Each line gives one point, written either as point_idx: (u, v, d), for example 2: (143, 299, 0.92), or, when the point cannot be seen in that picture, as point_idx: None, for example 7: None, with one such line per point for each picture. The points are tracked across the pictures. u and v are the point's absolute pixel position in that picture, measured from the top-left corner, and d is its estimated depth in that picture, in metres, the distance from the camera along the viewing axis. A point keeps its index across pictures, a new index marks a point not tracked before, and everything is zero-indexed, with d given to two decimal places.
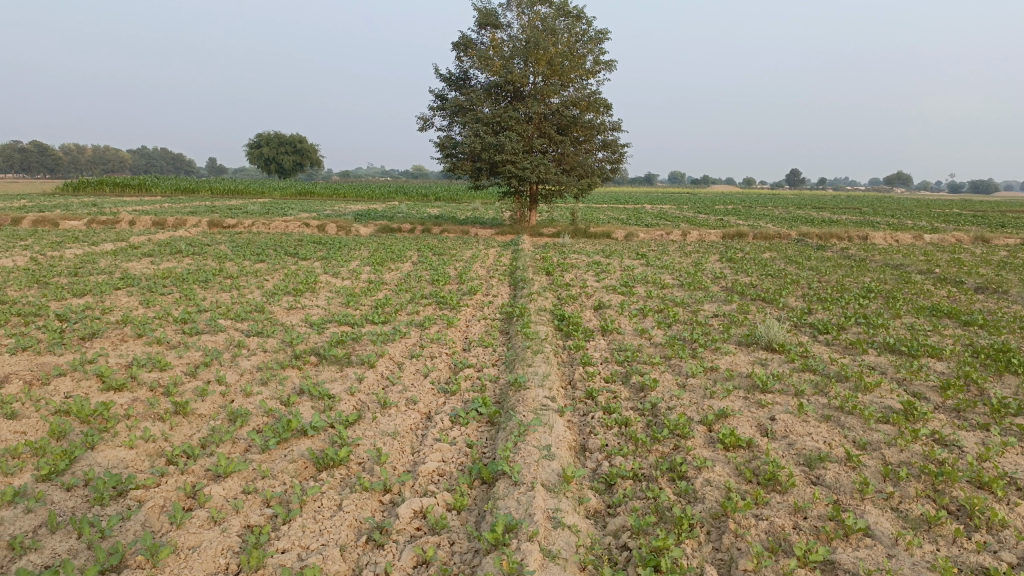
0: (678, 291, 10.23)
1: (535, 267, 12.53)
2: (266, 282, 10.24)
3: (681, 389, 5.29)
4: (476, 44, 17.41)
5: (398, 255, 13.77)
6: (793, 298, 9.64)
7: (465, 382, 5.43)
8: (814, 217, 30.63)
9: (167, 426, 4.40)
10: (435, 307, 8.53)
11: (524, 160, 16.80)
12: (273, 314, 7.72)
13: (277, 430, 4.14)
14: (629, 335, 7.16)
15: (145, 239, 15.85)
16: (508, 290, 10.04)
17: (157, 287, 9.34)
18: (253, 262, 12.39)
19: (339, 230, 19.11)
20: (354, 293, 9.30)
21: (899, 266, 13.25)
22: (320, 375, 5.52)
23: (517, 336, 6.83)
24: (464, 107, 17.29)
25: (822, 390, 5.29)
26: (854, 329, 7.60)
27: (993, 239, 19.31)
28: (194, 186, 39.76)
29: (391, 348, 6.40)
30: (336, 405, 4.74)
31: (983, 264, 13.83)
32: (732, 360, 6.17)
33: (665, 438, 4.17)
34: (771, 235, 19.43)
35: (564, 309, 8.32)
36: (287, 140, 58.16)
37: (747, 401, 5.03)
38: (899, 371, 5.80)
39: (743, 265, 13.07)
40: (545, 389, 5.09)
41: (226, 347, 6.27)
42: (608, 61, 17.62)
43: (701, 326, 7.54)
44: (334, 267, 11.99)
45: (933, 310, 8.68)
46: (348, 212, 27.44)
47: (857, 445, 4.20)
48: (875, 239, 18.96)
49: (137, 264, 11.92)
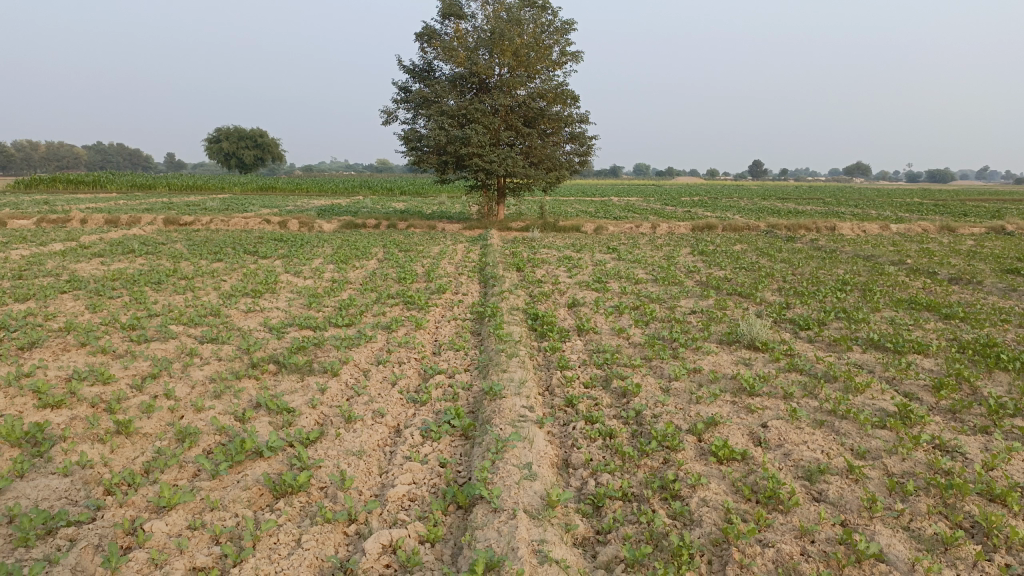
0: (652, 286, 9.98)
1: (505, 263, 12.21)
2: (224, 282, 9.77)
3: (665, 394, 5.00)
4: (440, 34, 16.97)
5: (363, 251, 13.34)
6: (769, 293, 9.43)
7: (436, 390, 5.08)
8: (779, 208, 30.74)
9: (108, 450, 3.99)
10: (403, 307, 8.15)
11: (491, 153, 16.45)
12: (230, 318, 7.27)
13: (230, 452, 3.75)
14: (606, 335, 6.86)
15: (97, 238, 15.20)
16: (478, 288, 9.68)
17: (106, 290, 8.81)
18: (210, 261, 11.86)
19: (302, 226, 18.56)
20: (316, 294, 8.88)
21: (870, 258, 13.17)
22: (279, 386, 5.12)
23: (490, 338, 6.49)
24: (429, 98, 16.86)
25: (812, 392, 5.04)
26: (835, 324, 7.39)
27: (957, 228, 19.45)
28: (151, 182, 38.67)
29: (356, 353, 6.02)
30: (296, 421, 4.35)
31: (952, 254, 13.84)
32: (715, 360, 5.91)
33: (655, 451, 3.87)
34: (740, 227, 19.31)
35: (537, 308, 7.99)
36: (248, 134, 57.03)
37: (736, 405, 4.76)
38: (888, 371, 5.58)
39: (715, 259, 12.89)
40: (523, 397, 4.76)
41: (178, 355, 5.84)
42: (576, 52, 17.34)
43: (680, 324, 7.26)
44: (296, 265, 11.52)
45: (912, 303, 8.52)
46: (312, 207, 26.82)
47: (857, 454, 3.95)
48: (843, 230, 18.96)
49: (87, 265, 11.33)
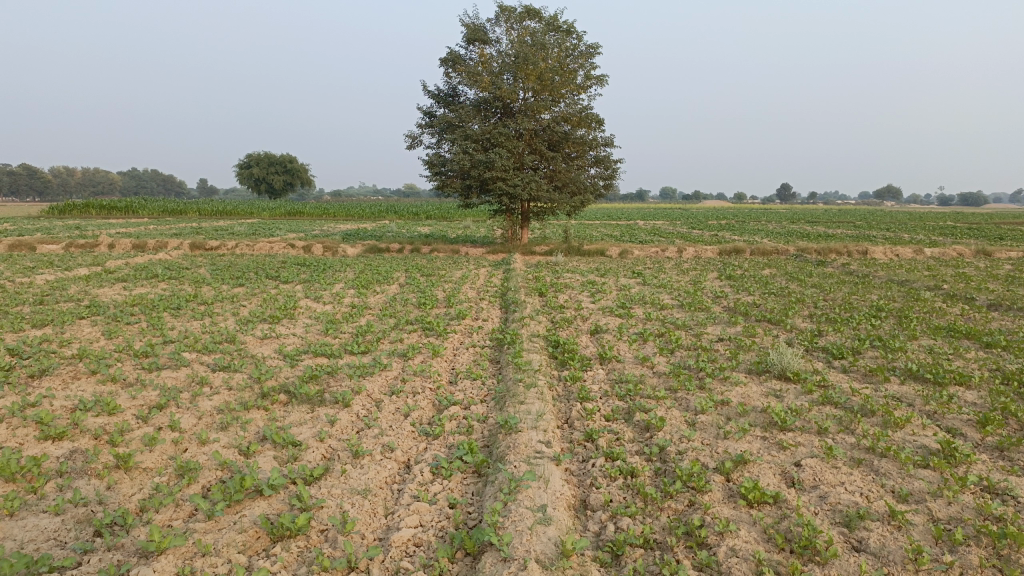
0: (678, 312, 9.71)
1: (528, 288, 12.02)
2: (243, 308, 9.68)
3: (691, 428, 4.73)
4: (464, 59, 16.98)
5: (384, 276, 13.23)
6: (800, 319, 9.10)
7: (450, 423, 4.87)
8: (810, 232, 30.15)
9: (105, 486, 3.83)
10: (421, 333, 7.97)
11: (515, 177, 16.33)
12: (244, 345, 7.13)
13: (229, 490, 3.57)
14: (629, 363, 6.60)
15: (123, 262, 15.26)
16: (499, 314, 9.48)
17: (124, 316, 8.75)
18: (231, 286, 11.80)
19: (325, 250, 18.54)
20: (334, 319, 8.73)
21: (905, 283, 12.77)
22: (288, 417, 4.94)
23: (509, 367, 6.27)
24: (453, 123, 16.82)
25: (848, 427, 4.74)
26: (870, 353, 7.07)
27: (994, 252, 18.92)
28: (182, 207, 39.20)
29: (369, 382, 5.82)
30: (301, 456, 4.16)
31: (990, 279, 13.37)
32: (744, 392, 5.63)
33: (679, 492, 3.61)
34: (769, 251, 18.92)
35: (559, 335, 7.76)
36: (278, 160, 57.77)
37: (767, 442, 4.49)
38: (929, 404, 5.26)
39: (743, 283, 12.59)
40: (539, 431, 4.53)
41: (188, 384, 5.69)
42: (600, 76, 17.24)
43: (707, 352, 6.98)
44: (316, 290, 11.41)
45: (950, 331, 8.16)
46: (337, 232, 26.89)
47: (899, 497, 3.66)
48: (876, 254, 18.51)
49: (109, 290, 11.32)
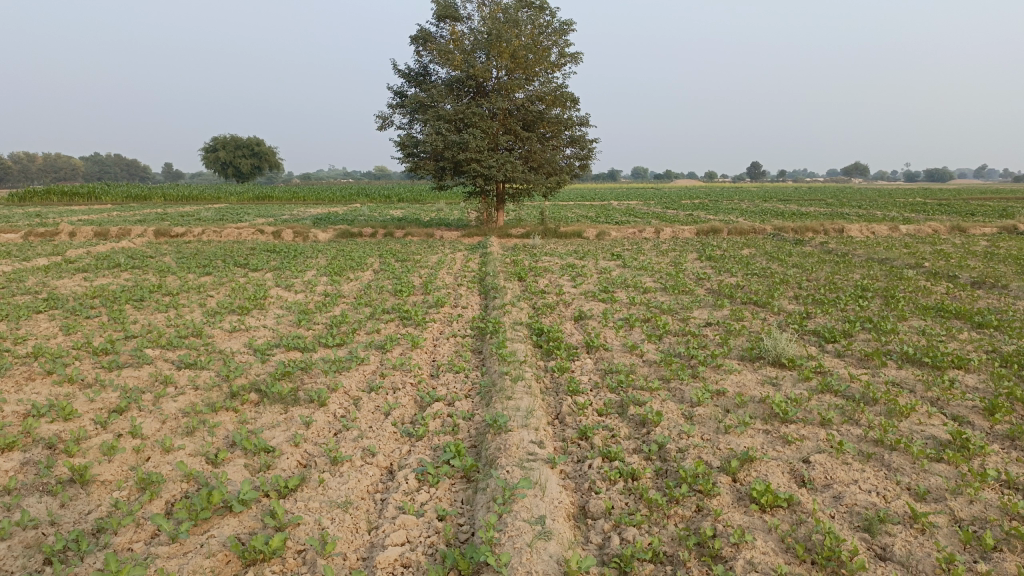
0: (662, 295, 9.49)
1: (506, 272, 11.73)
2: (210, 298, 9.26)
3: (689, 422, 4.48)
4: (435, 37, 16.52)
5: (358, 262, 12.83)
6: (786, 301, 8.90)
7: (433, 421, 4.57)
8: (782, 210, 30.22)
9: (58, 504, 3.48)
10: (398, 322, 7.64)
11: (490, 158, 15.97)
12: (212, 340, 6.74)
13: (195, 507, 3.25)
14: (618, 352, 6.33)
15: (84, 252, 14.67)
16: (479, 301, 9.16)
17: (84, 310, 8.30)
18: (197, 275, 11.33)
19: (296, 236, 18.03)
20: (307, 309, 8.37)
21: (885, 261, 12.68)
22: (259, 419, 4.60)
23: (492, 358, 5.98)
24: (425, 104, 16.38)
25: (852, 418, 4.53)
26: (862, 335, 6.88)
27: (969, 228, 18.98)
28: (147, 193, 38.24)
29: (346, 378, 5.49)
30: (275, 464, 3.84)
31: (969, 256, 13.34)
32: (740, 380, 5.40)
33: (687, 497, 3.37)
34: (746, 230, 18.78)
35: (542, 322, 7.47)
36: (244, 143, 56.59)
37: (770, 435, 4.25)
38: (931, 391, 5.07)
39: (724, 264, 12.41)
40: (530, 430, 4.25)
41: (152, 384, 5.32)
42: (574, 53, 16.89)
43: (697, 338, 6.73)
44: (287, 278, 11.01)
45: (939, 310, 8.02)
46: (308, 217, 26.29)
47: (917, 496, 3.45)
48: (852, 232, 18.47)
49: (69, 282, 10.79)
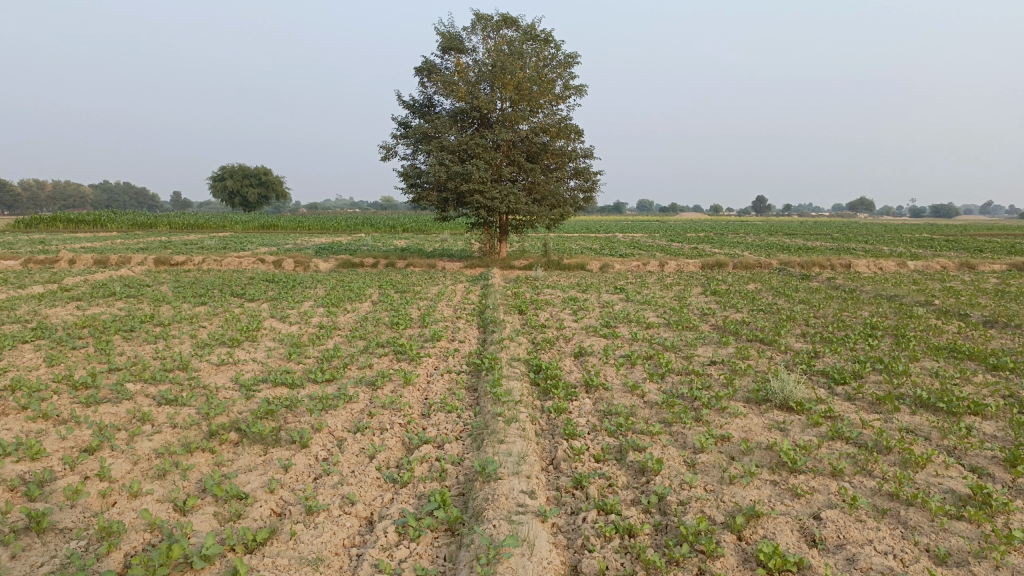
0: (665, 331, 9.24)
1: (507, 305, 11.51)
2: (202, 329, 9.05)
3: (692, 471, 4.21)
4: (440, 68, 16.50)
5: (356, 293, 12.64)
6: (793, 339, 8.63)
7: (420, 466, 4.31)
8: (788, 244, 30.11)
9: (8, 555, 3.22)
10: (392, 357, 7.40)
11: (493, 189, 15.83)
12: (197, 374, 6.51)
13: (152, 563, 2.99)
14: (617, 392, 6.07)
15: (82, 280, 14.50)
16: (477, 335, 8.91)
17: (71, 340, 8.08)
18: (192, 305, 11.13)
19: (297, 266, 17.86)
20: (299, 342, 8.14)
21: (894, 298, 12.41)
22: (236, 462, 4.36)
23: (486, 397, 5.72)
24: (429, 134, 16.30)
25: (865, 469, 4.26)
26: (873, 377, 6.61)
27: (978, 265, 18.72)
28: (153, 220, 38.30)
29: (331, 417, 5.23)
30: (246, 513, 3.59)
31: (979, 293, 13.07)
32: (745, 424, 5.14)
33: (687, 558, 3.11)
34: (752, 264, 18.56)
35: (540, 359, 7.21)
36: (252, 173, 56.86)
37: (778, 487, 3.98)
38: (948, 439, 4.80)
39: (730, 299, 12.19)
40: (521, 478, 3.99)
41: (128, 422, 5.08)
42: (579, 86, 16.84)
43: (701, 378, 6.46)
44: (283, 309, 10.80)
45: (952, 351, 7.75)
46: (311, 246, 26.16)
47: (937, 559, 3.18)
48: (859, 267, 18.22)
49: (61, 310, 10.60)
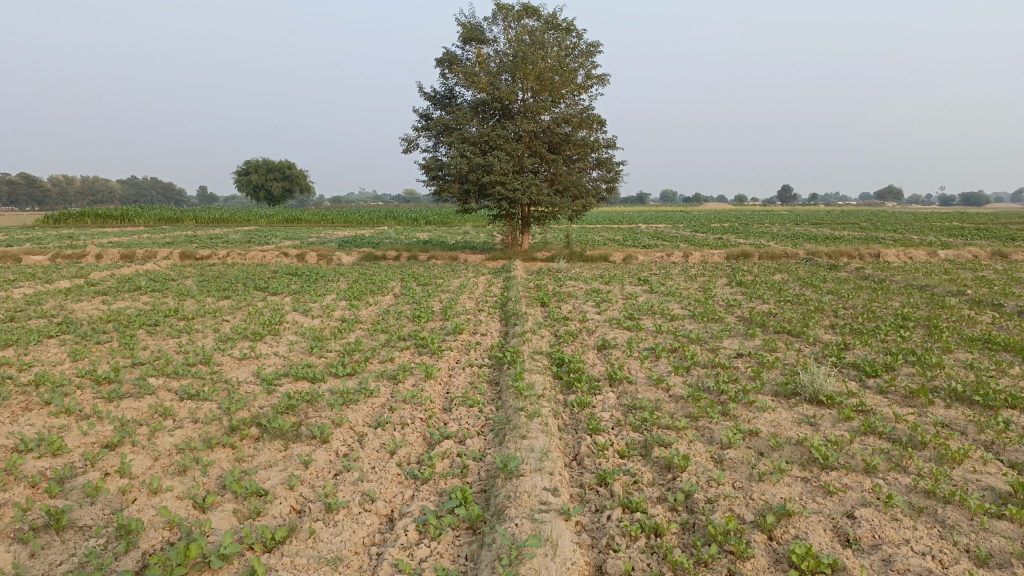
0: (690, 323, 9.10)
1: (529, 297, 11.42)
2: (225, 323, 9.06)
3: (719, 467, 4.10)
4: (461, 60, 16.40)
5: (379, 286, 12.63)
6: (822, 330, 8.45)
7: (441, 462, 4.24)
8: (815, 234, 29.71)
9: (27, 554, 3.19)
10: (413, 350, 7.35)
11: (514, 180, 15.72)
12: (219, 368, 6.50)
13: (170, 562, 2.96)
14: (642, 386, 5.96)
15: (108, 274, 14.63)
16: (499, 328, 8.82)
17: (95, 334, 8.13)
18: (216, 299, 11.17)
19: (320, 259, 17.91)
20: (321, 336, 8.11)
21: (925, 288, 12.15)
22: (256, 458, 4.32)
23: (508, 391, 5.65)
24: (450, 126, 16.22)
25: (900, 465, 4.12)
26: (905, 369, 6.44)
27: (1011, 254, 18.28)
28: (179, 215, 38.69)
29: (352, 412, 5.18)
30: (265, 510, 3.55)
31: (1013, 282, 12.76)
32: (774, 419, 5.01)
33: (716, 559, 3.01)
34: (778, 254, 18.28)
35: (563, 352, 7.12)
36: (276, 167, 57.22)
37: (809, 484, 3.86)
38: (986, 434, 4.64)
39: (756, 290, 12.00)
40: (544, 475, 3.90)
41: (150, 417, 5.07)
42: (601, 75, 16.66)
43: (727, 371, 6.33)
44: (306, 302, 10.80)
45: (987, 342, 7.54)
46: (334, 239, 26.24)
47: (979, 560, 3.05)
48: (888, 257, 17.88)
49: (87, 305, 10.70)
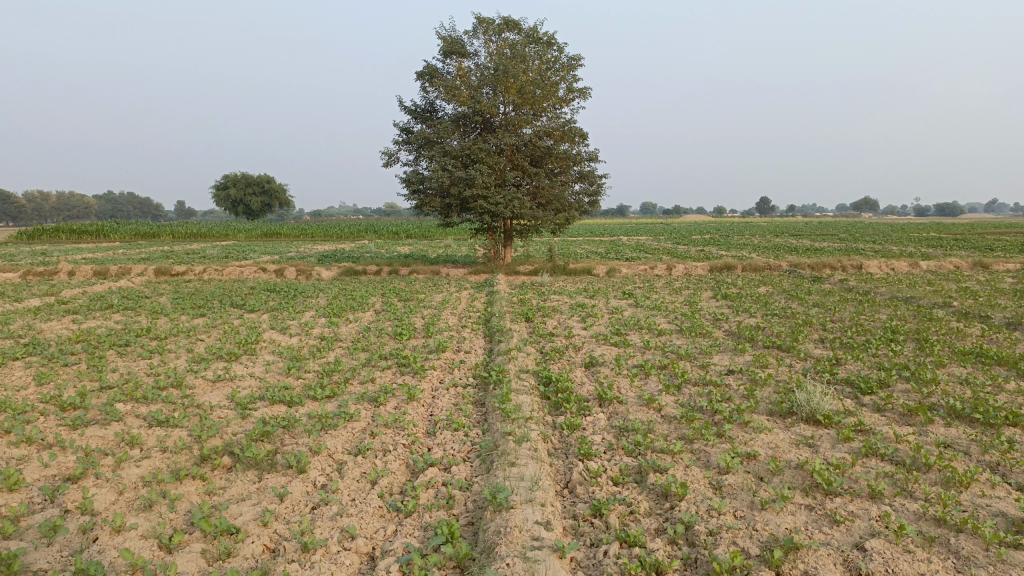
0: (678, 338, 8.92)
1: (513, 312, 11.21)
2: (200, 343, 8.75)
3: (719, 495, 3.91)
4: (441, 73, 16.23)
5: (359, 301, 12.36)
6: (812, 345, 8.31)
7: (425, 492, 4.01)
8: (796, 245, 29.85)
9: None
10: (395, 370, 7.11)
11: (496, 194, 15.53)
12: (192, 392, 6.22)
13: None
14: (633, 405, 5.75)
15: (80, 292, 14.23)
16: (483, 345, 8.60)
17: (63, 356, 7.79)
18: (190, 317, 10.84)
19: (300, 275, 17.58)
20: (299, 355, 7.84)
21: (911, 300, 12.09)
22: (229, 490, 4.07)
23: (495, 413, 5.42)
24: (431, 139, 16.02)
25: (906, 489, 3.94)
26: (900, 385, 6.29)
27: (991, 265, 18.36)
28: (156, 230, 38.10)
29: (331, 438, 4.93)
30: (237, 550, 3.30)
31: (997, 294, 12.74)
32: (771, 440, 4.83)
33: None
34: (761, 267, 18.22)
35: (550, 370, 6.90)
36: (255, 181, 56.67)
37: (814, 513, 3.66)
38: (991, 455, 4.48)
39: (742, 303, 11.88)
40: (536, 507, 3.68)
41: (115, 446, 4.79)
42: (583, 89, 16.57)
43: (720, 389, 6.15)
44: (284, 320, 10.51)
45: (979, 356, 7.43)
46: (313, 254, 25.86)
47: None
48: (871, 268, 17.88)
49: (57, 325, 10.33)
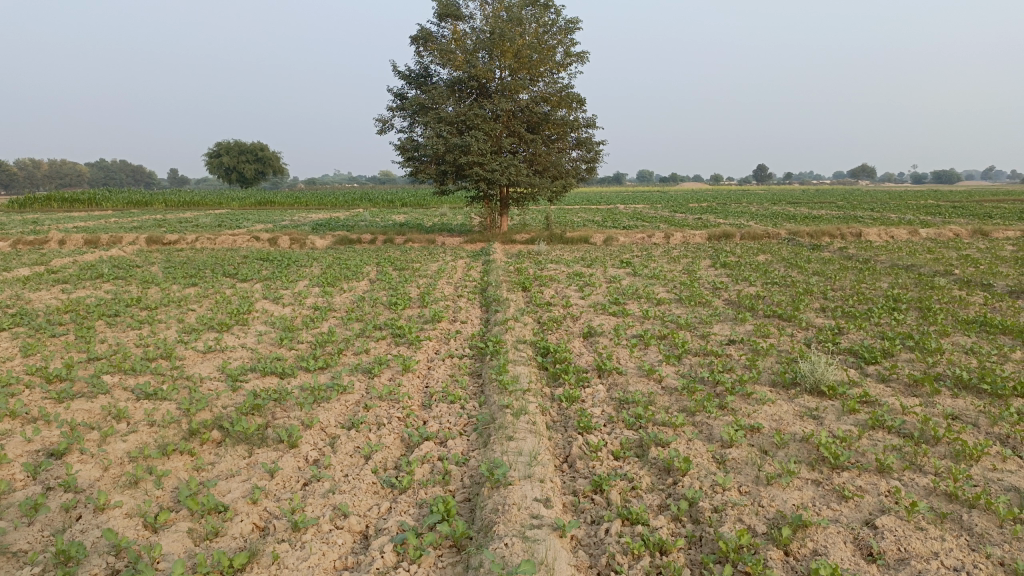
0: (677, 307, 8.79)
1: (510, 281, 11.05)
2: (191, 313, 8.59)
3: (723, 469, 3.79)
4: (436, 36, 15.86)
5: (354, 271, 12.18)
6: (813, 314, 8.18)
7: (420, 468, 3.89)
8: (794, 213, 29.68)
9: None
10: (390, 340, 6.97)
11: (493, 161, 15.27)
12: (181, 363, 6.08)
13: None
14: (633, 376, 5.63)
15: (70, 261, 14.00)
16: (480, 315, 8.45)
17: (50, 327, 7.62)
18: (181, 287, 10.66)
19: (293, 243, 17.36)
20: (292, 325, 7.69)
21: (912, 268, 11.96)
22: (218, 466, 3.94)
23: (492, 385, 5.30)
24: (426, 105, 15.70)
25: (915, 463, 3.83)
26: (904, 355, 6.17)
27: (991, 232, 18.23)
28: (149, 198, 37.69)
29: (323, 412, 4.80)
30: (225, 530, 3.18)
31: (998, 262, 12.61)
32: (775, 412, 4.71)
33: None
34: (759, 234, 18.05)
35: (547, 341, 6.77)
36: (248, 149, 56.03)
37: (821, 488, 3.55)
38: (1001, 427, 4.36)
39: (741, 272, 11.73)
40: (535, 483, 3.56)
41: (101, 420, 4.65)
42: (580, 53, 16.24)
43: (721, 359, 6.02)
44: (277, 289, 10.34)
45: (984, 325, 7.30)
46: (307, 222, 25.58)
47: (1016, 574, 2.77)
48: (870, 236, 17.72)
49: (45, 294, 10.13)
